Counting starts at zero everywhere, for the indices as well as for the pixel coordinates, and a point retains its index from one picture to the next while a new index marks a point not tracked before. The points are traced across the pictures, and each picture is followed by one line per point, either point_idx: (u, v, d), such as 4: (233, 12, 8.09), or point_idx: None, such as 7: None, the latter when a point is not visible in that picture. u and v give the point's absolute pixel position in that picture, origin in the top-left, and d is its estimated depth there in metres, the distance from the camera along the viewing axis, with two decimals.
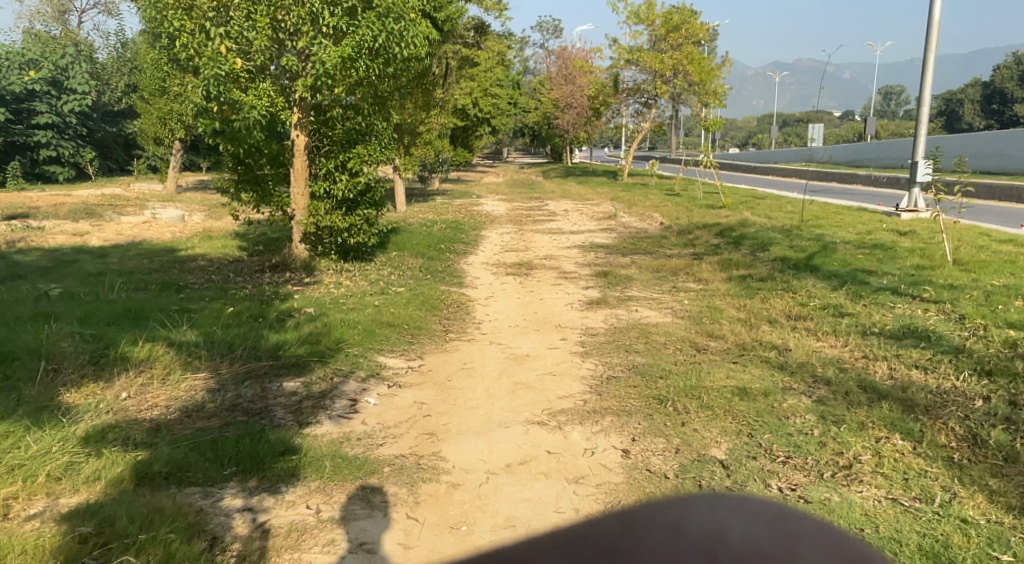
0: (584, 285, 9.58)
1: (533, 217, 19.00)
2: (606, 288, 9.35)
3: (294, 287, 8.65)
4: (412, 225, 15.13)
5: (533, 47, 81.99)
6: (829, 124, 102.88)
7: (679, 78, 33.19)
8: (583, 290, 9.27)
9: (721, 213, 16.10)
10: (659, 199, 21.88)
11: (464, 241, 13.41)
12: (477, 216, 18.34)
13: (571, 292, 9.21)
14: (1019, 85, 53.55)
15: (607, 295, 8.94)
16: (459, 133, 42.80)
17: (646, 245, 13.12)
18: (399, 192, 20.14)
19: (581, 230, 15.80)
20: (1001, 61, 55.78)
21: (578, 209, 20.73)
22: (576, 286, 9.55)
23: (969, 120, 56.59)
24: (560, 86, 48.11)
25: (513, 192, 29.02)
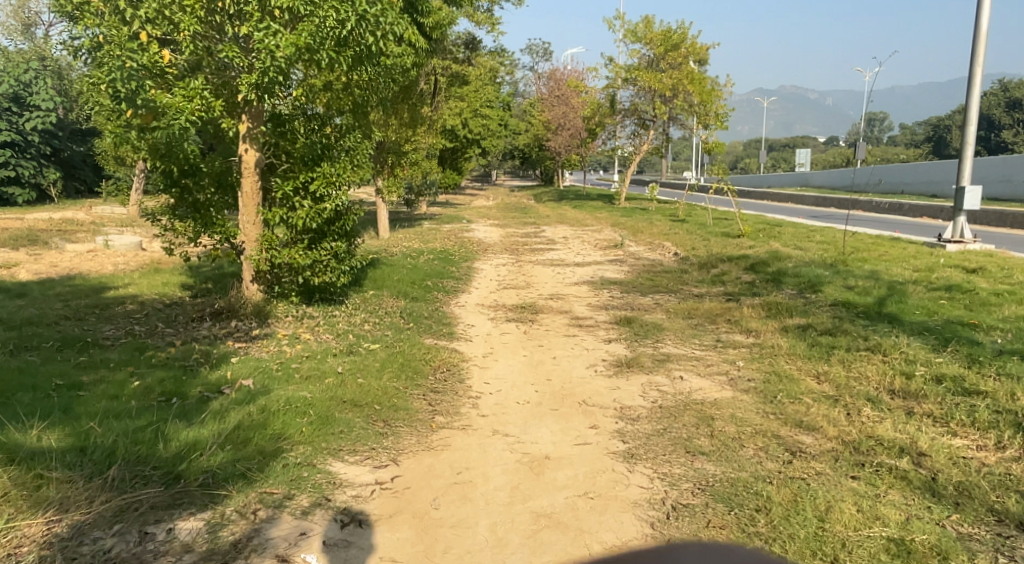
0: (605, 337, 7.72)
1: (530, 245, 17.20)
2: (632, 341, 7.49)
3: (237, 344, 6.73)
4: (396, 255, 13.26)
5: (524, 69, 80.99)
6: (818, 150, 102.56)
7: (678, 98, 31.73)
8: (604, 345, 7.39)
9: (743, 243, 14.36)
10: (667, 225, 20.18)
11: (455, 276, 11.51)
12: (468, 244, 16.54)
13: (589, 347, 7.32)
14: (1007, 111, 52.63)
15: (636, 352, 7.07)
16: (448, 154, 41.21)
17: (665, 280, 11.32)
18: (383, 217, 18.31)
19: (587, 261, 14.01)
20: (991, 88, 55.22)
21: (579, 236, 18.98)
22: (595, 338, 7.67)
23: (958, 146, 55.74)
24: (552, 107, 46.66)
25: (506, 217, 27.28)
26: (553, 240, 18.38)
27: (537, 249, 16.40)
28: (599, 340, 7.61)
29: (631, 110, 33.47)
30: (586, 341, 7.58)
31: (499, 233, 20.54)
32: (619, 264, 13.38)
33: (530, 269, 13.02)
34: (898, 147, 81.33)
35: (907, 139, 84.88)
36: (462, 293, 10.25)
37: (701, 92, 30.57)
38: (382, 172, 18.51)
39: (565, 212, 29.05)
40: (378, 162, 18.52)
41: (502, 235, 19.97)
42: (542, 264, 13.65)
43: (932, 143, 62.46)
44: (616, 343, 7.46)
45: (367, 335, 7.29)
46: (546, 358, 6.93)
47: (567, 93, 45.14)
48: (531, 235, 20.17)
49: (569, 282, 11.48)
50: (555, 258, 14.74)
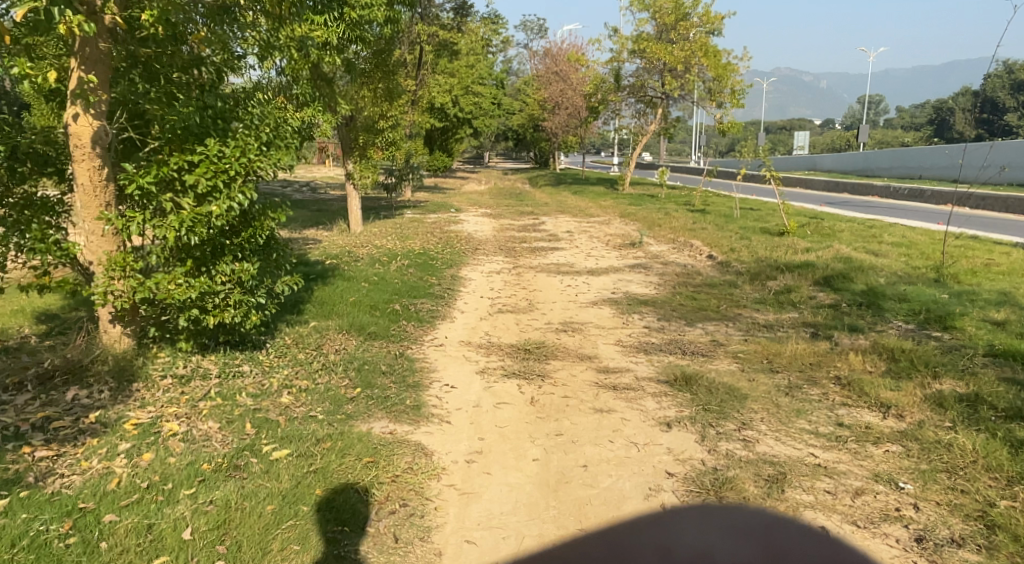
0: (660, 416, 4.93)
1: (527, 242, 14.42)
2: (710, 429, 4.66)
3: (43, 448, 3.92)
4: (362, 261, 10.42)
5: (517, 47, 77.65)
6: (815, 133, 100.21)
7: (690, 72, 28.84)
8: (663, 434, 4.59)
9: (794, 244, 11.64)
10: (686, 217, 17.43)
11: (432, 292, 8.69)
12: (454, 242, 13.76)
13: (640, 440, 4.52)
14: (1012, 94, 50.65)
15: (725, 453, 4.26)
16: (436, 134, 38.25)
17: (715, 300, 8.52)
18: (356, 207, 15.42)
19: (603, 267, 11.20)
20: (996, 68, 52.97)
21: (586, 231, 16.24)
22: (646, 418, 4.88)
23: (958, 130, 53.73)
24: (548, 85, 43.68)
25: (499, 204, 24.48)
26: (555, 235, 15.60)
27: (536, 248, 13.61)
28: (653, 421, 4.82)
29: (637, 86, 30.53)
30: (633, 424, 4.78)
31: (490, 225, 17.77)
32: (645, 272, 10.57)
33: (533, 280, 10.20)
34: (897, 130, 79.04)
35: (907, 123, 82.57)
36: (441, 322, 7.44)
37: (715, 66, 27.74)
38: (353, 155, 15.39)
39: (564, 199, 26.23)
40: (347, 142, 15.42)
41: (495, 228, 17.18)
42: (547, 271, 10.86)
43: (934, 127, 60.35)
44: (683, 430, 4.66)
45: (280, 419, 4.46)
46: (573, 470, 4.12)
47: (564, 70, 42.08)
48: (529, 228, 17.36)
49: (585, 301, 8.69)
50: (561, 261, 11.95)
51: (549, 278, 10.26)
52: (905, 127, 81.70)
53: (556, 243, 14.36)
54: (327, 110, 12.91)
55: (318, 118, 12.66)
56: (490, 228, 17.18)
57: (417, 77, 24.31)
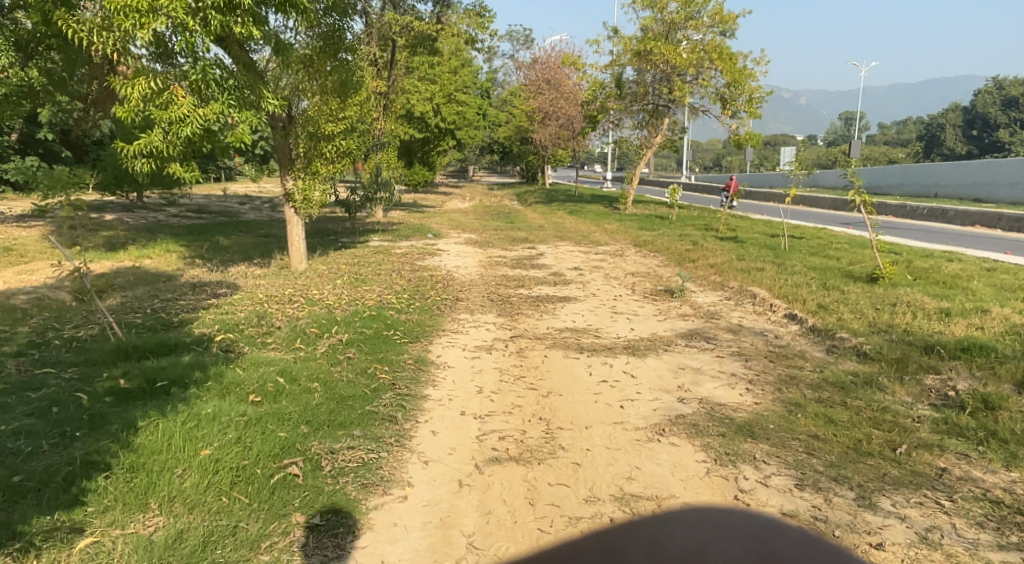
0: (681, 508, 3.87)
1: (523, 286, 10.82)
2: (735, 529, 3.69)
3: None
4: (278, 334, 6.70)
5: (503, 57, 75.11)
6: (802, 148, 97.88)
7: (702, 77, 25.46)
8: (689, 549, 3.51)
9: (914, 302, 8.06)
10: (722, 248, 13.90)
11: (373, 411, 4.95)
12: (424, 288, 10.18)
13: (656, 561, 3.42)
14: (1004, 109, 47.72)
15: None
16: (415, 146, 34.86)
17: (869, 424, 4.89)
18: (297, 239, 11.64)
19: (644, 334, 7.56)
20: (987, 84, 50.39)
21: (597, 268, 12.66)
22: (663, 514, 3.82)
23: (949, 146, 50.89)
24: (536, 93, 40.34)
25: (485, 226, 20.91)
26: (560, 274, 12.03)
27: (536, 296, 9.97)
28: (676, 521, 3.75)
29: (639, 93, 27.08)
30: (644, 522, 3.74)
31: (472, 257, 14.17)
32: (712, 347, 6.93)
33: (545, 364, 6.50)
34: (887, 146, 77.04)
35: (895, 139, 80.50)
36: (376, 507, 3.74)
37: (731, 71, 24.36)
38: (292, 169, 11.54)
39: (560, 221, 22.74)
40: (287, 151, 11.54)
41: (479, 262, 13.54)
42: (562, 343, 7.18)
43: (924, 142, 57.63)
44: (705, 534, 3.64)
45: None
46: None
47: (554, 77, 38.61)
48: (522, 261, 13.74)
49: (639, 423, 5.04)
50: (577, 321, 8.31)
51: (570, 362, 6.56)
52: (893, 143, 79.63)
53: (564, 287, 10.75)
54: (242, 105, 9.10)
55: (231, 113, 8.97)
56: (473, 261, 13.58)
57: (387, 78, 20.66)
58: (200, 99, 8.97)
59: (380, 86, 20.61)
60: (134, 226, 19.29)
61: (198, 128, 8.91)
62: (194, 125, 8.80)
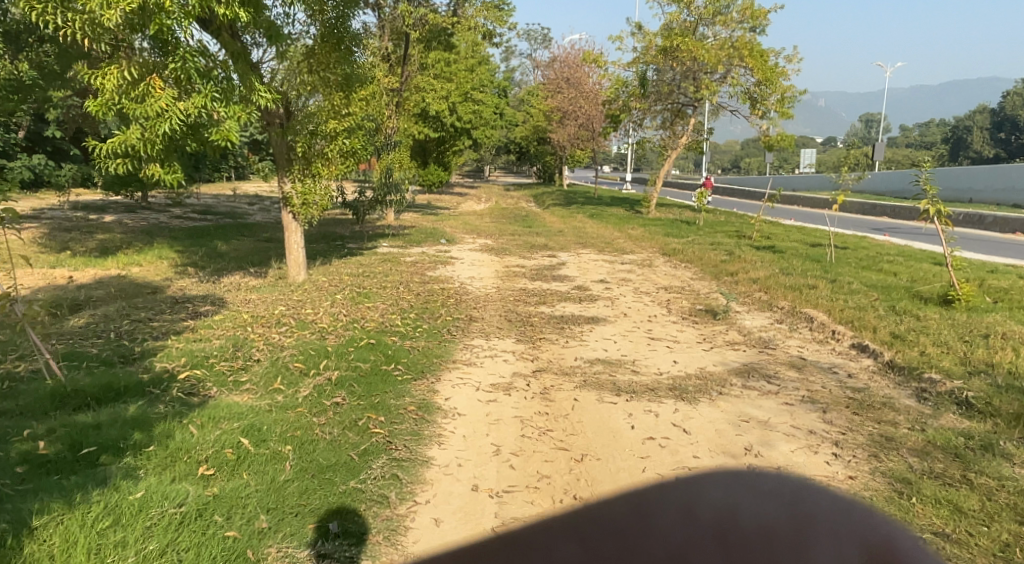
0: (712, 478, 4.28)
1: (545, 302, 9.69)
2: (761, 495, 4.09)
3: None
4: (254, 370, 5.58)
5: (521, 56, 74.04)
6: (825, 149, 95.87)
7: (731, 75, 24.20)
8: (719, 508, 3.93)
9: (1007, 333, 6.84)
10: (762, 259, 12.68)
11: (356, 490, 3.83)
12: (435, 305, 9.08)
13: (688, 519, 3.83)
14: None
15: (774, 535, 3.74)
16: (431, 146, 34.00)
17: (1006, 515, 3.74)
18: (295, 247, 10.57)
19: (691, 369, 6.40)
20: (1017, 85, 48.53)
21: (626, 281, 11.50)
22: (695, 482, 4.23)
23: (976, 148, 49.08)
24: (556, 92, 39.20)
25: (502, 231, 19.83)
26: (585, 288, 10.89)
27: (559, 315, 8.83)
28: (709, 487, 4.18)
29: (664, 92, 25.86)
30: (678, 488, 4.15)
31: (487, 266, 13.06)
32: (776, 390, 5.77)
33: (576, 410, 5.34)
34: (911, 148, 75.03)
35: (919, 140, 78.37)
36: None
37: (762, 68, 23.09)
38: (290, 170, 10.39)
39: (580, 225, 21.60)
40: (284, 150, 10.36)
41: (496, 271, 12.42)
42: (594, 381, 6.02)
43: (952, 144, 55.79)
44: (735, 496, 4.06)
45: None
46: (603, 545, 3.58)
47: (574, 75, 37.39)
48: (543, 271, 12.60)
49: (701, 500, 4.04)
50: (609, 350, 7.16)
51: (606, 408, 5.39)
52: (917, 144, 77.57)
53: (591, 304, 9.62)
54: (228, 98, 7.96)
55: (214, 107, 7.81)
56: (488, 271, 12.48)
57: (400, 74, 19.58)
58: (181, 92, 7.88)
59: (392, 83, 19.52)
60: (133, 228, 18.40)
61: (177, 125, 7.80)
62: (173, 121, 7.70)
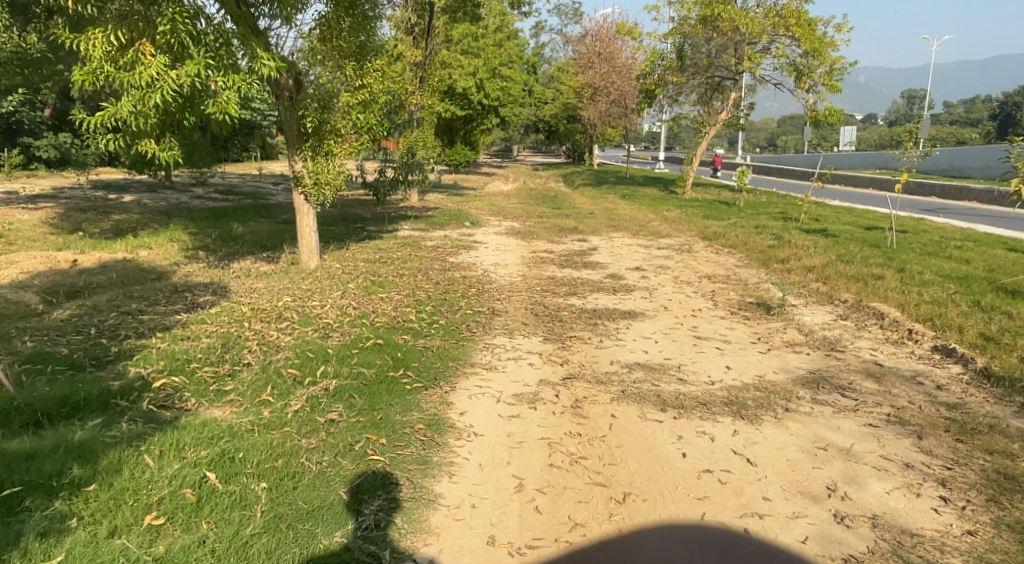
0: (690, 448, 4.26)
1: (577, 293, 8.83)
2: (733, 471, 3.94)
3: None
4: (240, 378, 4.80)
5: (551, 33, 72.56)
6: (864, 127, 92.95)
7: (776, 46, 22.89)
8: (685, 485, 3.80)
9: None
10: (813, 244, 11.64)
11: (341, 548, 3.07)
12: (455, 297, 8.28)
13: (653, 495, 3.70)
14: None
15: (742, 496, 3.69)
16: (458, 124, 33.17)
17: None
18: (309, 233, 9.84)
19: (749, 377, 5.50)
20: None
21: (665, 269, 10.59)
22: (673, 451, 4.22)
23: None
24: (587, 68, 37.95)
25: (531, 212, 18.98)
26: (620, 276, 10.01)
27: (593, 308, 7.97)
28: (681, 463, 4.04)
29: (702, 65, 24.61)
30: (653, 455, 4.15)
31: (512, 251, 12.22)
32: (854, 407, 4.86)
33: (615, 431, 4.49)
34: (955, 126, 72.09)
35: (964, 117, 75.36)
36: None
37: (809, 38, 21.82)
38: (301, 147, 9.58)
39: (612, 206, 20.63)
40: (293, 125, 9.52)
41: (523, 257, 11.58)
42: (635, 392, 5.15)
43: (1002, 121, 53.25)
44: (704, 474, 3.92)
45: None
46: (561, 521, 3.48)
47: (606, 50, 36.13)
48: (573, 257, 11.72)
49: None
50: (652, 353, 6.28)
51: (651, 429, 4.53)
52: (961, 121, 74.57)
53: (627, 295, 8.73)
54: (225, 65, 7.12)
55: (208, 75, 7.00)
56: (514, 257, 11.64)
57: (424, 47, 18.72)
58: (174, 59, 7.07)
59: (416, 57, 18.68)
60: (152, 209, 17.90)
61: (170, 95, 7.00)
62: (165, 91, 6.90)
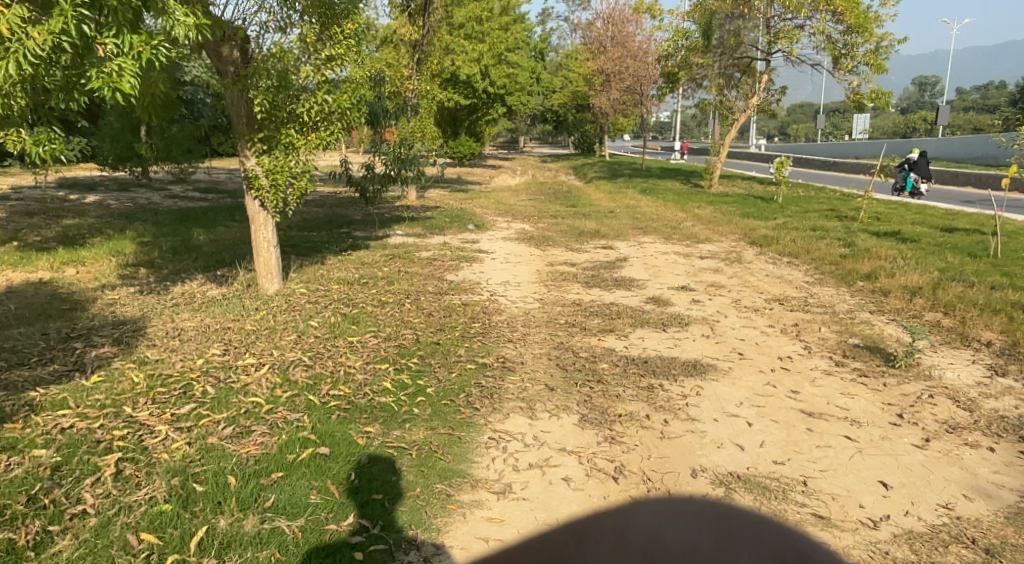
0: (643, 501, 3.54)
1: (615, 328, 6.65)
2: (701, 514, 3.44)
3: None
4: (53, 553, 2.78)
5: (557, 21, 70.17)
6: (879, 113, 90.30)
7: (816, 22, 20.56)
8: (651, 532, 3.30)
9: None
10: (896, 254, 9.44)
11: None
12: (453, 341, 6.14)
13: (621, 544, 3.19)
14: None
15: None
16: (462, 113, 30.97)
17: None
18: (272, 265, 7.76)
19: (930, 512, 3.41)
20: None
21: (721, 289, 8.41)
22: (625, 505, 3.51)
23: None
24: (599, 52, 35.61)
25: (543, 211, 16.84)
26: (666, 301, 7.84)
27: (642, 356, 5.77)
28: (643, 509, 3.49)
29: (731, 46, 22.33)
30: (605, 513, 3.44)
31: (525, 264, 10.06)
32: None
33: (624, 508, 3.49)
34: (970, 111, 69.50)
35: (980, 101, 72.55)
36: None
37: (854, 12, 19.51)
38: (251, 137, 7.44)
39: (634, 203, 18.42)
40: (243, 108, 7.35)
41: (538, 273, 9.42)
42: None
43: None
44: (674, 518, 3.41)
45: None
46: None
47: (619, 34, 33.76)
48: (600, 271, 9.56)
49: None
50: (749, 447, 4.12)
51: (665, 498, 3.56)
52: (976, 106, 71.86)
53: (684, 332, 6.53)
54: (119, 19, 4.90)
55: (87, 30, 4.76)
56: (528, 272, 9.49)
57: (423, 25, 16.51)
58: (41, 11, 4.86)
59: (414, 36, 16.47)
60: (115, 210, 15.81)
61: (32, 63, 4.77)
62: (23, 57, 4.65)
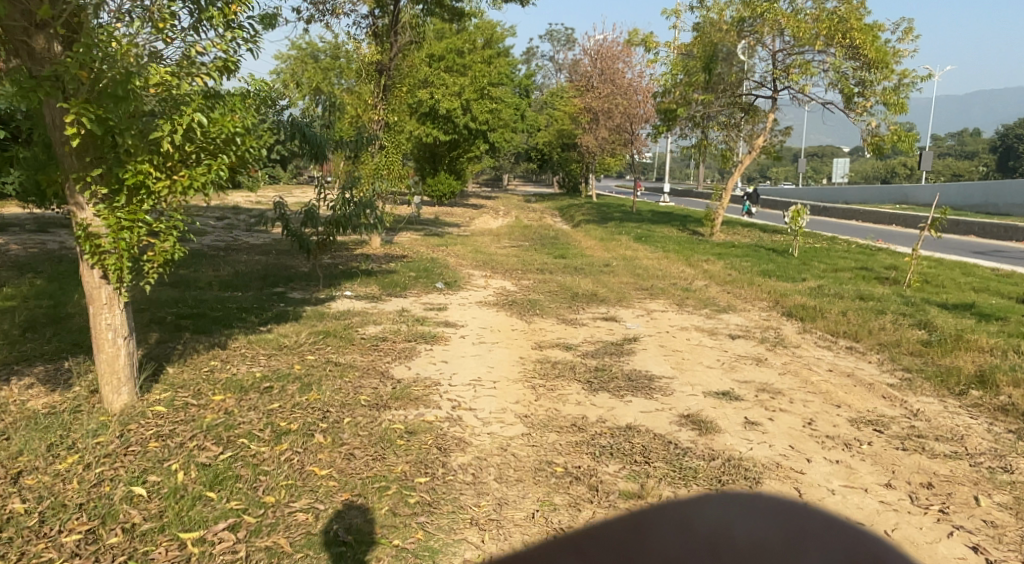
0: (715, 496, 4.18)
1: (646, 492, 4.15)
2: (762, 512, 4.01)
3: None
4: None
5: (542, 60, 68.88)
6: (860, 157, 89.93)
7: (830, 58, 18.54)
8: (713, 521, 3.91)
9: None
10: (1001, 344, 7.09)
11: None
12: (375, 534, 3.57)
13: (683, 533, 3.80)
14: None
15: (763, 552, 3.69)
16: (441, 150, 28.73)
17: None
18: (114, 377, 5.14)
19: None
20: None
21: (780, 401, 5.91)
22: (700, 498, 4.15)
23: None
24: (587, 88, 33.65)
25: (528, 263, 14.41)
26: (706, 422, 5.36)
27: None
28: (710, 502, 4.11)
29: (734, 82, 20.25)
30: (679, 504, 4.08)
31: (503, 347, 7.54)
32: None
33: (688, 506, 4.06)
34: (949, 156, 68.98)
35: (958, 148, 71.97)
36: None
37: (872, 46, 17.54)
38: (83, 174, 4.77)
39: (632, 254, 16.06)
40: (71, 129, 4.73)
41: (520, 364, 6.90)
42: None
43: None
44: (727, 505, 4.09)
45: None
46: (596, 559, 3.55)
47: (608, 69, 31.84)
48: (604, 361, 7.08)
49: None
50: (807, 510, 4.04)
51: (730, 494, 4.18)
52: (957, 151, 71.43)
53: (785, 498, 4.16)
54: None
55: None
56: (506, 362, 6.95)
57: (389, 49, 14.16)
58: None
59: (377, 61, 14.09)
60: (12, 258, 13.19)
61: None
62: None
